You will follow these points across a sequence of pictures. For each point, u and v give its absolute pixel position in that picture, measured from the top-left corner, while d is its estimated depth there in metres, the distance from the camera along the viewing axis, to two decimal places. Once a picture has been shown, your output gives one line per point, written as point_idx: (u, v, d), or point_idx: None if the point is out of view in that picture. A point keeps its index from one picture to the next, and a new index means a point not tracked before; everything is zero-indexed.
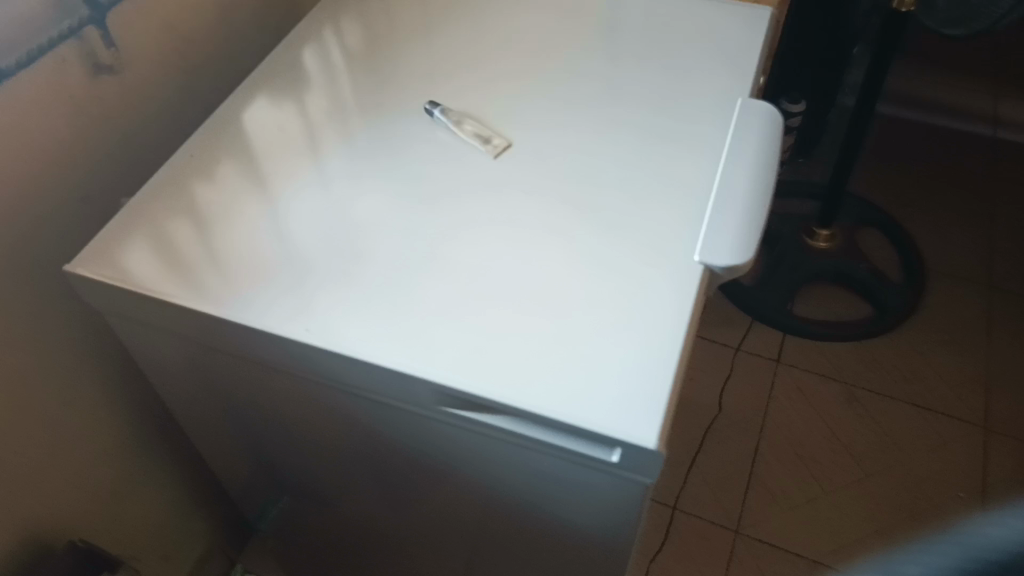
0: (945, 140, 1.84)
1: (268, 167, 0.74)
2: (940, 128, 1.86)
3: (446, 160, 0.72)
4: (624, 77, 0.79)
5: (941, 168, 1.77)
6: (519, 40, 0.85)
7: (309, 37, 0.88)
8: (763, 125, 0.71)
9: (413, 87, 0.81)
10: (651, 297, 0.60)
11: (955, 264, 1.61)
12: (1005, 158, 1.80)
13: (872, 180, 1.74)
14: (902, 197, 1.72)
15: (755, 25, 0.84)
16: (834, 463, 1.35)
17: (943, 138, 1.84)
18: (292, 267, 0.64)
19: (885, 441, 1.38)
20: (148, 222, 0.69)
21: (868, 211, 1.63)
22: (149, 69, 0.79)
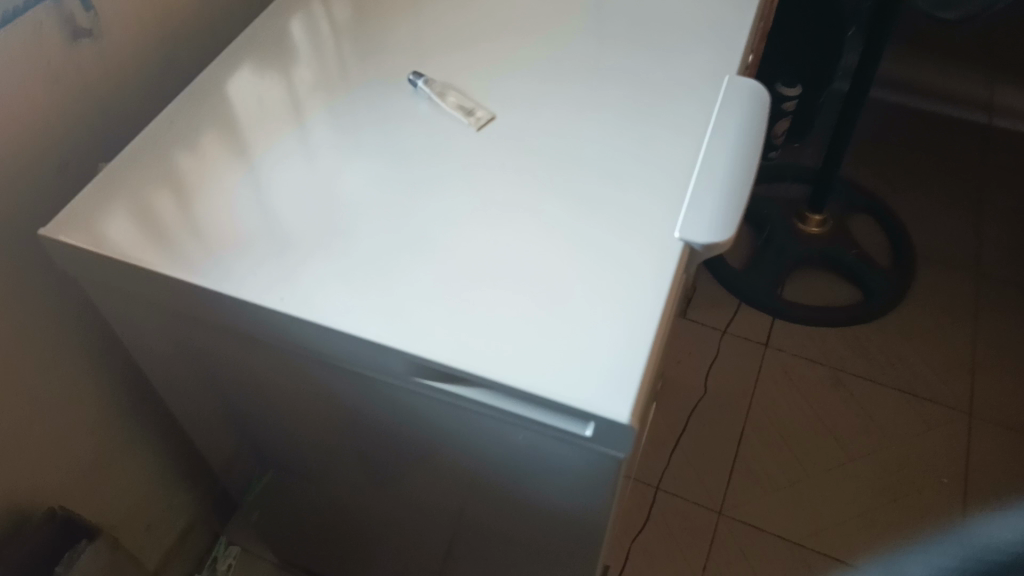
0: (938, 127, 1.83)
1: (249, 136, 0.73)
2: (934, 116, 1.86)
3: (428, 134, 0.71)
4: (610, 54, 0.79)
5: (934, 155, 1.77)
6: (506, 15, 0.84)
7: (293, 6, 0.87)
8: (750, 101, 0.71)
9: (397, 59, 0.80)
10: (630, 273, 0.60)
11: (946, 251, 1.61)
12: (997, 146, 1.80)
13: (865, 166, 1.74)
14: (894, 182, 1.71)
15: (743, 3, 0.83)
16: (818, 446, 1.36)
17: (936, 125, 1.84)
18: (271, 237, 0.64)
19: (870, 423, 1.38)
20: (126, 190, 0.68)
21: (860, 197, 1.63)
22: (130, 35, 0.78)
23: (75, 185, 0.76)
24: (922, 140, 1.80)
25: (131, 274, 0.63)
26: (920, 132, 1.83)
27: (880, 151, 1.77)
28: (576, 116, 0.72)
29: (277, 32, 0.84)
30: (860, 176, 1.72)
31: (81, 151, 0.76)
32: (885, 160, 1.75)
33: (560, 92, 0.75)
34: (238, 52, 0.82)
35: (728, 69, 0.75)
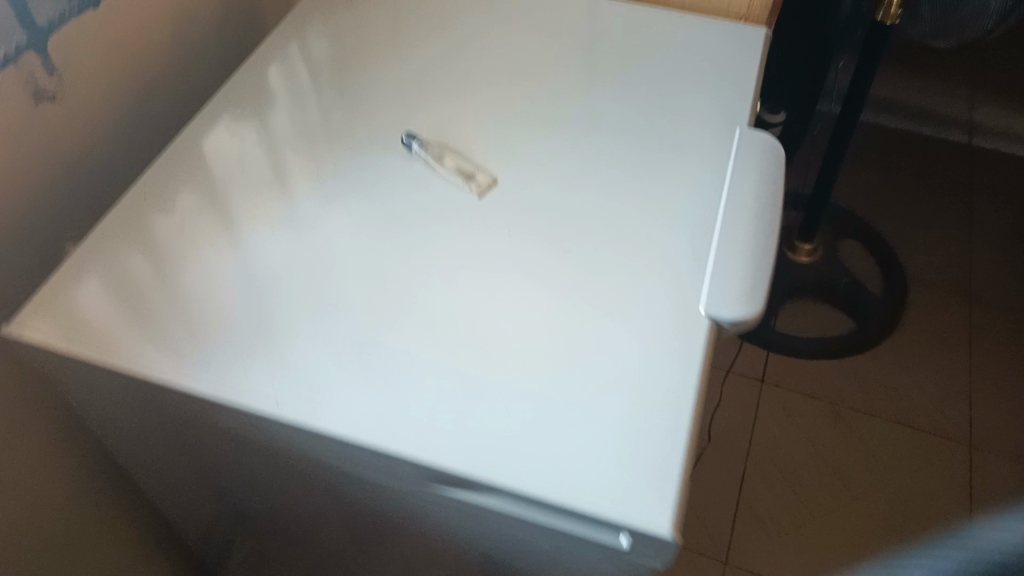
0: (921, 148, 1.83)
1: (232, 204, 0.67)
2: (916, 136, 1.86)
3: (426, 198, 0.66)
4: (616, 101, 0.74)
5: (919, 177, 1.76)
6: (500, 60, 0.80)
7: (271, 55, 0.81)
8: (765, 156, 0.67)
9: (387, 112, 0.75)
10: (657, 353, 0.55)
11: (936, 273, 1.59)
12: (980, 166, 1.79)
13: (852, 189, 1.72)
14: (881, 206, 1.70)
15: (751, 42, 0.79)
16: (820, 483, 1.33)
17: (920, 146, 1.83)
18: (262, 320, 0.58)
19: (871, 458, 1.36)
20: (99, 272, 0.62)
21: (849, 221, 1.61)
22: (97, 94, 0.72)
23: (41, 258, 0.70)
24: (906, 162, 1.79)
25: (107, 371, 0.57)
26: (903, 153, 1.82)
27: (865, 173, 1.76)
28: (585, 172, 0.68)
29: (255, 84, 0.78)
30: (848, 201, 1.70)
31: (47, 220, 0.70)
32: (871, 184, 1.74)
33: (565, 145, 0.70)
34: (217, 107, 0.76)
35: (741, 116, 0.71)
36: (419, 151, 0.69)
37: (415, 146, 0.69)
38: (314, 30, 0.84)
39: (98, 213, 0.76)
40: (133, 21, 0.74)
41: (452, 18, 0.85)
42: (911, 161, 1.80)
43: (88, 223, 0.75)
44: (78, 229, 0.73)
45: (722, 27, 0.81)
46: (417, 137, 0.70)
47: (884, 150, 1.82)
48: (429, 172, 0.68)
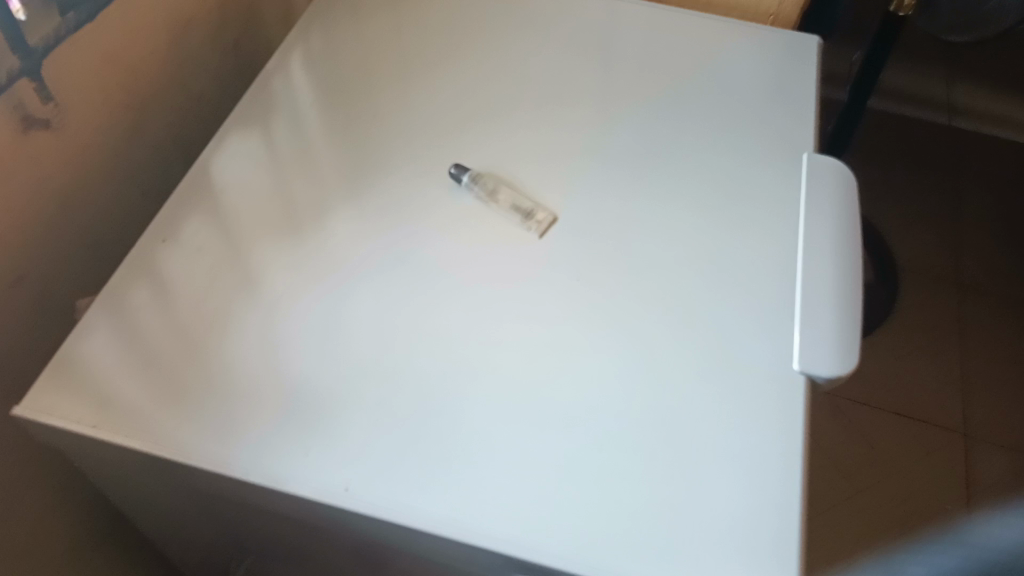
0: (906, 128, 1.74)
1: (260, 251, 0.61)
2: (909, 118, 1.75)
3: (482, 238, 0.61)
4: (667, 122, 0.69)
5: (907, 157, 1.68)
6: (539, 73, 0.73)
7: (287, 67, 0.74)
8: (839, 186, 0.63)
9: (424, 137, 0.69)
10: (751, 420, 0.52)
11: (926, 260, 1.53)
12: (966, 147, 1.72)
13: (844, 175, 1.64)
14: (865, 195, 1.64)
15: (805, 53, 0.74)
16: (822, 479, 1.26)
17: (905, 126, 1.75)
18: (314, 393, 0.53)
19: (871, 452, 1.29)
20: (125, 339, 0.56)
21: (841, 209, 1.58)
22: (93, 117, 0.64)
23: (39, 307, 0.63)
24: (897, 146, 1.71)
25: (150, 459, 0.52)
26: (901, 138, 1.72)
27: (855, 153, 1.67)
28: (644, 208, 0.63)
29: (267, 103, 0.71)
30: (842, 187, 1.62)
31: (44, 263, 0.62)
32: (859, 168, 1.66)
33: (619, 176, 0.65)
34: (228, 130, 0.69)
35: (805, 143, 0.67)
36: (470, 186, 0.64)
37: (466, 179, 0.64)
38: (327, 40, 0.77)
39: (97, 249, 0.68)
40: (128, 32, 0.65)
41: (477, 24, 0.78)
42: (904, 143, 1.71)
43: (89, 262, 0.67)
44: (77, 269, 0.66)
45: (771, 33, 0.76)
46: (466, 168, 0.64)
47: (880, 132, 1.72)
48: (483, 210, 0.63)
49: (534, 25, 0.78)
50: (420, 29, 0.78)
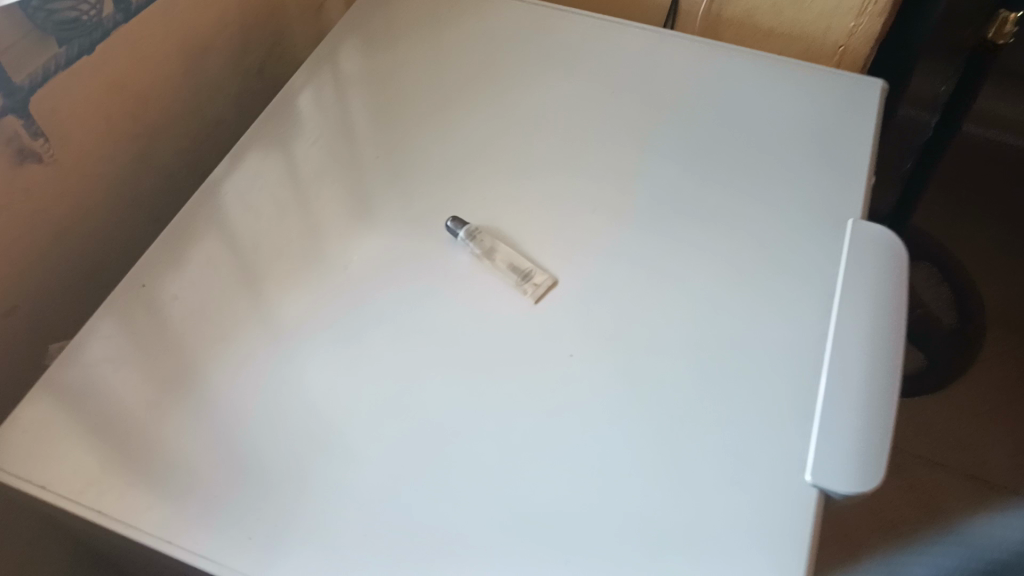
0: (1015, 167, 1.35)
1: (251, 291, 0.57)
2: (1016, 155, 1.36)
3: (472, 301, 0.56)
4: (699, 170, 0.62)
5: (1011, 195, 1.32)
6: (565, 112, 0.68)
7: (304, 96, 0.70)
8: (885, 261, 0.55)
9: (432, 177, 0.64)
10: (751, 535, 0.45)
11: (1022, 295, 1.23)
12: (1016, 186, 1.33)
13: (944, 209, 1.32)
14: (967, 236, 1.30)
15: (869, 97, 0.65)
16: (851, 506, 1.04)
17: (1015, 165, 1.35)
18: (275, 457, 0.49)
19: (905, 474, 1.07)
20: (99, 386, 0.52)
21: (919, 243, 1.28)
22: (94, 147, 0.63)
23: (33, 338, 0.62)
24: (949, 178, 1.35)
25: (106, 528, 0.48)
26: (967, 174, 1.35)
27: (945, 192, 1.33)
28: (659, 267, 0.57)
29: (284, 127, 0.68)
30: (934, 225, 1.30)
31: (40, 294, 0.61)
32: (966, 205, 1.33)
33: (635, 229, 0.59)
34: (240, 153, 0.65)
35: (853, 202, 0.59)
36: (466, 242, 0.58)
37: (462, 235, 0.58)
38: (350, 64, 0.73)
39: (99, 278, 0.67)
40: (133, 57, 0.64)
41: (509, 54, 0.73)
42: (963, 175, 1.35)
43: (88, 290, 0.66)
44: (75, 299, 0.65)
45: (830, 73, 0.68)
46: (465, 223, 0.59)
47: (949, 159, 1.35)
48: (480, 267, 0.57)
49: (567, 59, 0.72)
50: (448, 57, 0.74)
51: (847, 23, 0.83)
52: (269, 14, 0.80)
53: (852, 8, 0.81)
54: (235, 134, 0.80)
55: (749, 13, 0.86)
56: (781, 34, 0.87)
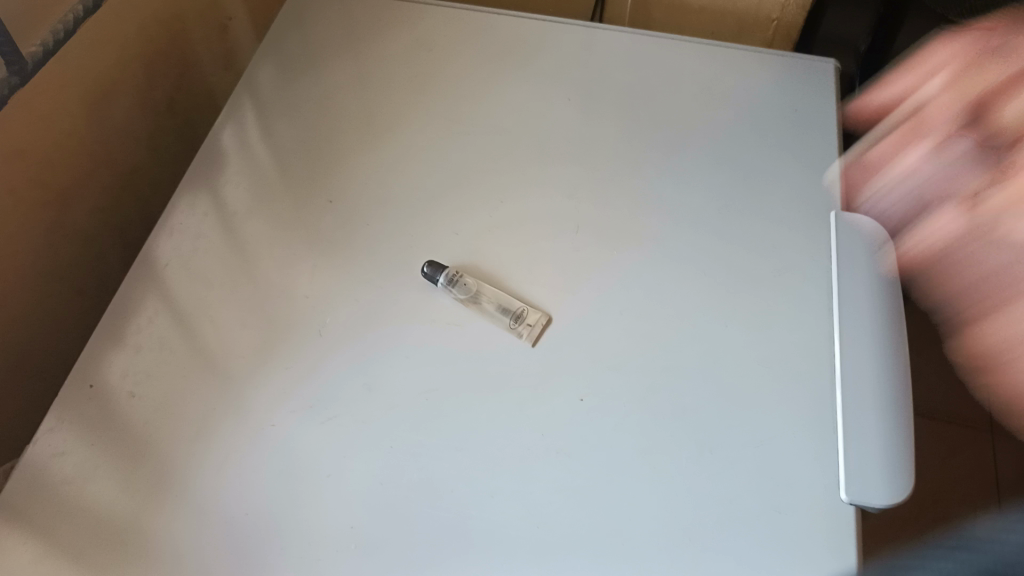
0: None
1: (220, 363, 0.51)
2: None
3: (463, 349, 0.52)
4: (673, 180, 0.61)
5: None
6: (526, 124, 0.65)
7: (241, 131, 0.64)
8: (874, 251, 0.56)
9: (398, 209, 0.60)
10: (808, 558, 0.44)
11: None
12: None
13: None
14: None
15: (822, 81, 0.67)
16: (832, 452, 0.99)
17: None
18: (281, 556, 0.44)
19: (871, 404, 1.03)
20: (59, 501, 0.46)
21: None
22: (3, 224, 0.55)
23: None
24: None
25: None
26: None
27: None
28: (648, 290, 0.54)
29: (217, 171, 0.62)
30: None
31: None
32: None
33: (618, 252, 0.57)
34: (176, 206, 0.59)
35: (831, 193, 0.60)
36: (448, 287, 0.54)
37: (443, 281, 0.54)
38: (284, 91, 0.68)
39: (30, 364, 0.60)
40: (29, 117, 0.56)
41: (446, 65, 0.70)
42: None
43: (16, 383, 0.59)
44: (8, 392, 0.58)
45: (783, 62, 0.69)
46: (443, 266, 0.55)
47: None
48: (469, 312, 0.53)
49: (518, 67, 0.69)
50: (387, 72, 0.70)
51: None
52: (173, 43, 0.73)
53: None
54: (152, 180, 0.73)
55: None
56: (713, 11, 0.85)
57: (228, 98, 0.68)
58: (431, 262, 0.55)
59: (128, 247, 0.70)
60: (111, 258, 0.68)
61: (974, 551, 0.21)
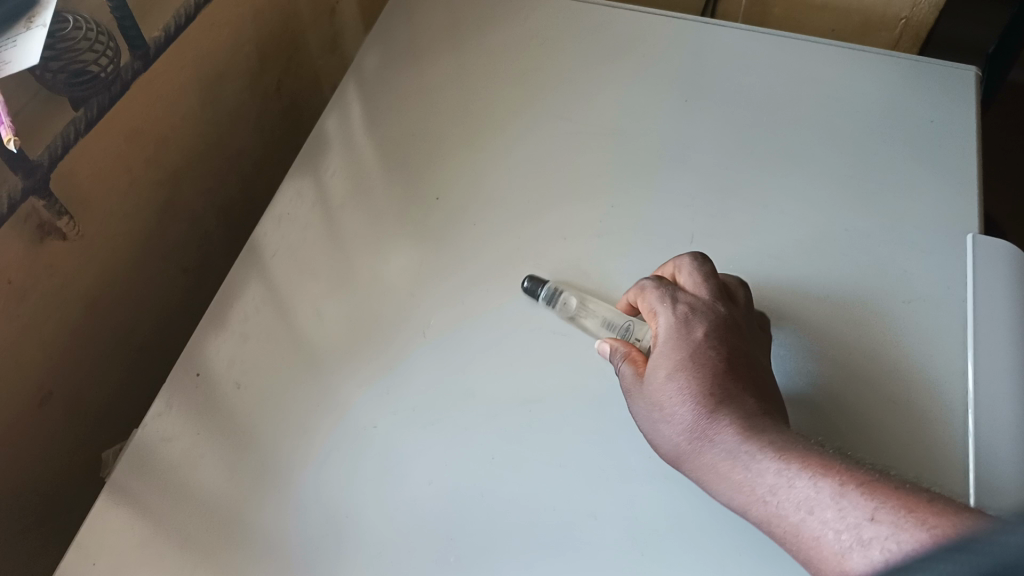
0: None
1: (322, 355, 0.51)
2: None
3: (565, 356, 0.50)
4: (791, 190, 0.57)
5: None
6: (637, 124, 0.62)
7: (348, 120, 0.64)
8: (1017, 280, 0.51)
9: (503, 207, 0.58)
10: None
11: None
12: None
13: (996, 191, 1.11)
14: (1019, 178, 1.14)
15: (963, 89, 0.62)
16: None
17: None
18: (376, 559, 0.44)
19: None
20: (164, 484, 0.46)
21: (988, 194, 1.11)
22: (119, 205, 0.56)
23: (68, 425, 0.56)
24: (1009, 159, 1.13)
25: None
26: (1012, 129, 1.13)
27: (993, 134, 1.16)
28: (762, 305, 0.52)
29: (323, 159, 0.61)
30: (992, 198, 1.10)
31: (74, 375, 0.55)
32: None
33: (731, 265, 0.54)
34: (282, 194, 0.59)
35: (968, 214, 0.55)
36: (552, 301, 0.52)
37: (547, 295, 0.52)
38: (392, 80, 0.67)
39: (137, 341, 0.61)
40: (148, 98, 0.57)
41: (557, 59, 0.68)
42: None
43: (121, 360, 0.60)
44: (116, 367, 0.59)
45: (919, 66, 0.64)
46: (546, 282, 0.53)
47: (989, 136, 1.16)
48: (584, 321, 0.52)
49: (631, 62, 0.67)
50: (497, 61, 0.68)
51: None
52: (282, 27, 0.73)
53: None
54: (257, 162, 0.73)
55: None
56: (839, 8, 0.80)
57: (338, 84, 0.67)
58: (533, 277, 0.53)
59: (229, 229, 0.71)
60: (213, 239, 0.69)
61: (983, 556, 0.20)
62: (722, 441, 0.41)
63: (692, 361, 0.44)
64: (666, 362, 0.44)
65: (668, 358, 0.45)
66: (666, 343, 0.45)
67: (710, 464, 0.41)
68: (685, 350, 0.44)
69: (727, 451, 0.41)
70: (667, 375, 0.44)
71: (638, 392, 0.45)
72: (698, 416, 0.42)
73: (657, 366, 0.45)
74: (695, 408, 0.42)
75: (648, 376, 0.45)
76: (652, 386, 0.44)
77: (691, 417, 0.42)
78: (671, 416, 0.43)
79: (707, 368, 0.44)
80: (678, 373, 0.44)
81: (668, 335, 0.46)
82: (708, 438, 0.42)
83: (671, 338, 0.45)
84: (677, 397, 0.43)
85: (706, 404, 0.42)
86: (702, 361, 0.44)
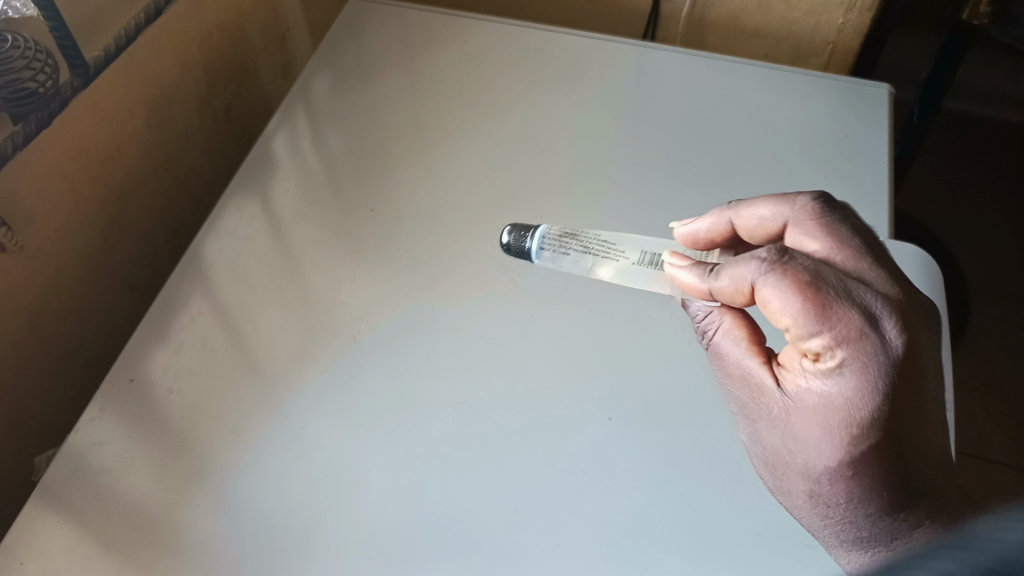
0: (991, 137, 1.22)
1: (262, 361, 0.53)
2: (1007, 126, 1.23)
3: (495, 359, 0.52)
4: (716, 201, 0.60)
5: (990, 159, 1.20)
6: (570, 141, 0.65)
7: (295, 137, 0.66)
8: (923, 282, 0.54)
9: (439, 221, 0.60)
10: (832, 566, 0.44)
11: (991, 276, 1.10)
12: (1001, 153, 1.21)
13: (935, 211, 1.16)
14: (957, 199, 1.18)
15: (875, 107, 0.66)
16: None
17: (994, 134, 1.23)
18: (307, 558, 0.45)
19: None
20: (97, 488, 0.47)
21: (927, 213, 1.16)
22: (65, 220, 0.58)
23: (11, 436, 0.56)
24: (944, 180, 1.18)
25: None
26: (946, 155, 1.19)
27: (929, 156, 1.21)
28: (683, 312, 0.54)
29: (269, 175, 0.63)
30: (929, 217, 1.15)
31: (16, 387, 0.56)
32: (964, 208, 1.16)
33: None
34: (223, 209, 0.61)
35: (879, 220, 0.58)
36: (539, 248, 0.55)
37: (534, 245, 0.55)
38: (334, 99, 0.69)
39: (81, 356, 0.62)
40: (95, 117, 0.59)
41: (496, 80, 0.70)
42: (986, 179, 1.18)
43: (66, 373, 0.60)
44: (58, 381, 0.60)
45: (836, 85, 0.68)
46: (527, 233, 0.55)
47: (927, 158, 1.21)
48: (608, 269, 0.53)
49: (567, 83, 0.70)
50: (441, 82, 0.71)
51: (835, 20, 0.81)
52: (233, 52, 0.75)
53: (842, 3, 0.79)
54: (206, 183, 0.75)
55: (736, 14, 0.84)
56: (768, 33, 0.85)
57: (284, 105, 0.69)
58: (514, 229, 0.56)
59: (179, 247, 0.73)
60: (162, 257, 0.70)
61: (975, 550, 0.18)
62: (823, 514, 0.39)
63: (829, 438, 0.37)
64: (796, 410, 0.39)
65: (794, 403, 0.39)
66: (810, 388, 0.38)
67: (799, 489, 0.40)
68: (828, 418, 0.37)
69: (806, 485, 0.39)
70: (792, 426, 0.39)
71: (756, 405, 0.42)
72: (813, 487, 0.39)
73: (785, 403, 0.40)
74: (810, 484, 0.39)
75: (766, 404, 0.41)
76: (767, 424, 0.41)
77: (804, 488, 0.40)
78: (779, 469, 0.41)
79: (837, 410, 0.37)
80: (804, 436, 0.39)
81: (812, 379, 0.38)
82: (799, 469, 0.40)
83: (812, 389, 0.38)
84: (805, 456, 0.39)
85: (822, 483, 0.38)
86: (847, 442, 0.37)
